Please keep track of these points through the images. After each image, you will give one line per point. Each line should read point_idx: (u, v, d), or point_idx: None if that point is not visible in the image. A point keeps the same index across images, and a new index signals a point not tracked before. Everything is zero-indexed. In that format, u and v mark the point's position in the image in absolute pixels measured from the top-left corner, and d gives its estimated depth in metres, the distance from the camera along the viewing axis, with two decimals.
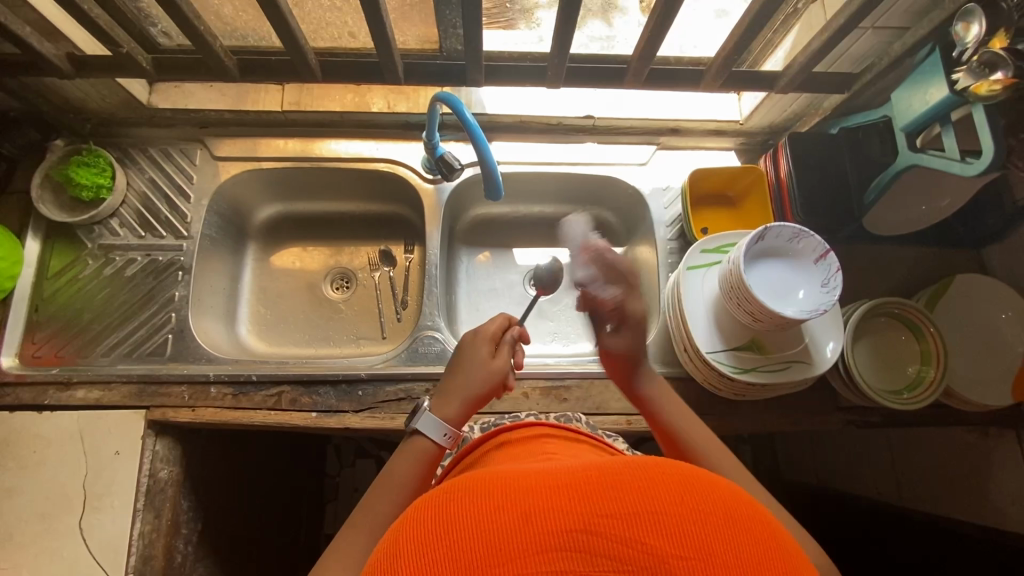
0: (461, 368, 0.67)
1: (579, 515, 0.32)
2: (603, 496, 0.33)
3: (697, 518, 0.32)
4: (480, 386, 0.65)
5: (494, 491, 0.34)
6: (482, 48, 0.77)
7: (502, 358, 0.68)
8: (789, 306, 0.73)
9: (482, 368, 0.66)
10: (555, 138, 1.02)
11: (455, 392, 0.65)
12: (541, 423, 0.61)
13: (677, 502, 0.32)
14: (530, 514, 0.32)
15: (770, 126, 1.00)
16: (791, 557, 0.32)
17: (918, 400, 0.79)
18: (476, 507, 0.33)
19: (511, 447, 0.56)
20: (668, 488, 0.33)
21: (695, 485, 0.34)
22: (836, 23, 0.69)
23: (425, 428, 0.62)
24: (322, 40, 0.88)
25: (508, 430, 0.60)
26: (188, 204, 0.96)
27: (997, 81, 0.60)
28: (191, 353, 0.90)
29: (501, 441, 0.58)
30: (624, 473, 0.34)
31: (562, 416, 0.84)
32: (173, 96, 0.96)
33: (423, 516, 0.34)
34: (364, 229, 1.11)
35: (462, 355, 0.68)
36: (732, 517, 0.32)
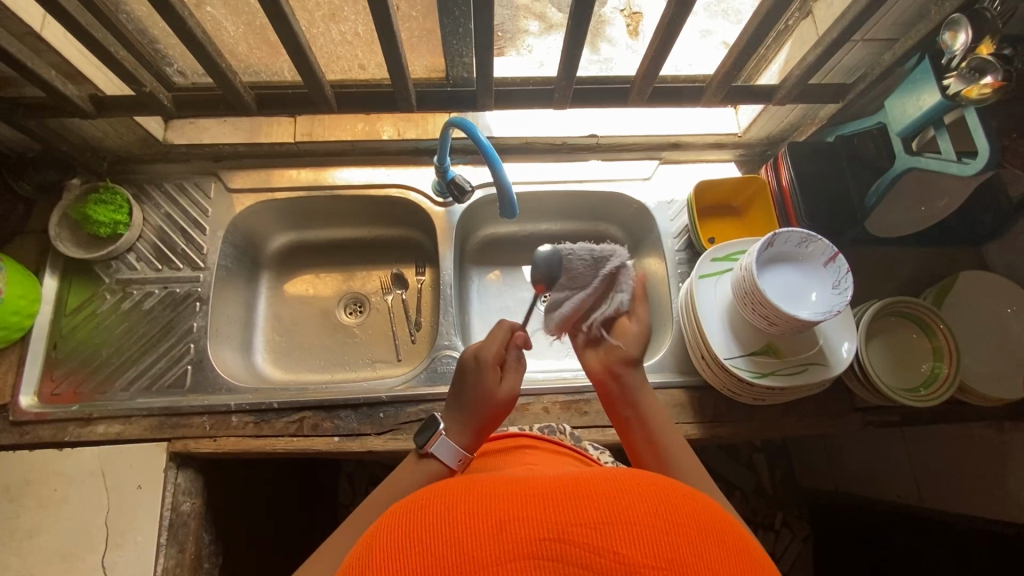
0: (470, 392, 0.66)
1: (551, 525, 0.33)
2: (576, 507, 0.34)
3: (667, 528, 0.33)
4: (492, 412, 0.65)
5: (472, 501, 0.36)
6: (492, 74, 0.80)
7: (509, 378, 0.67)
8: (803, 308, 0.75)
9: (490, 394, 0.65)
10: (561, 158, 1.05)
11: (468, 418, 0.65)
12: (523, 436, 0.70)
13: (649, 512, 0.34)
14: (506, 522, 0.34)
15: (768, 137, 1.03)
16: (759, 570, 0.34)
17: (934, 396, 0.80)
18: (453, 518, 0.35)
19: (504, 454, 0.65)
20: (643, 500, 0.35)
21: (666, 498, 0.36)
22: (829, 37, 0.72)
23: (442, 453, 0.62)
24: (335, 72, 0.91)
25: (492, 444, 0.70)
26: (205, 236, 0.98)
27: (987, 85, 0.64)
28: (209, 383, 0.90)
29: (485, 453, 0.67)
30: (599, 486, 0.36)
31: (547, 427, 0.83)
32: (189, 131, 0.99)
33: (400, 526, 0.36)
34: (376, 254, 1.13)
35: (471, 380, 0.67)
36: (700, 527, 0.34)
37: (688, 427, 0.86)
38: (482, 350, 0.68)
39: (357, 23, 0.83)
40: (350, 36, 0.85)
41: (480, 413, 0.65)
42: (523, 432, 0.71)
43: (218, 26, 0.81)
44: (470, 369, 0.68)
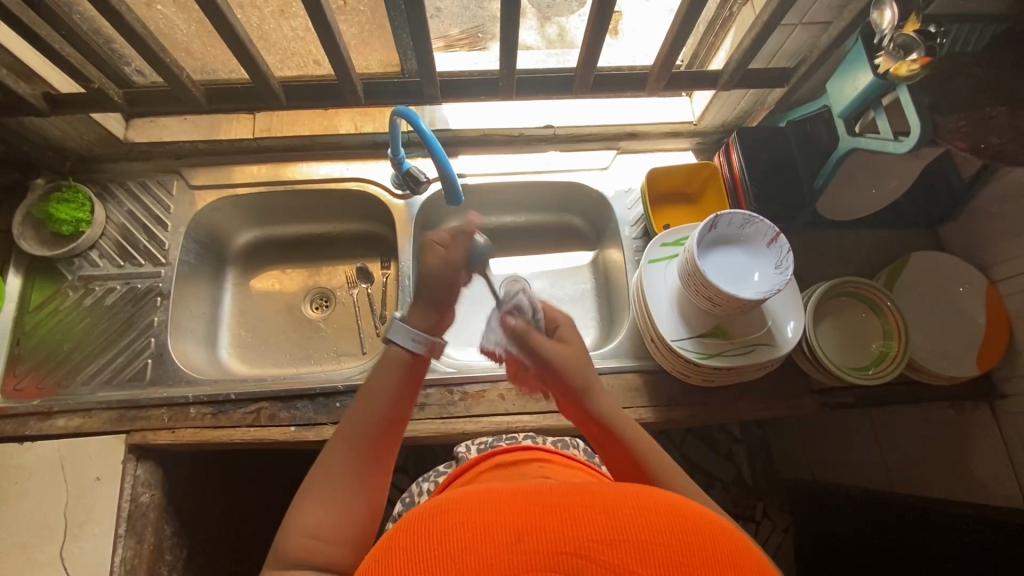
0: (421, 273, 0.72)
1: (568, 538, 0.34)
2: (595, 522, 0.35)
3: (685, 549, 0.34)
4: (446, 285, 0.71)
5: (487, 508, 0.36)
6: (435, 65, 0.81)
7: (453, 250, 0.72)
8: (746, 288, 0.76)
9: (438, 271, 0.71)
10: (519, 149, 1.06)
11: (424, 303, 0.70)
12: (536, 448, 0.72)
13: (667, 531, 0.35)
14: (524, 532, 0.34)
15: (723, 125, 1.03)
16: None
17: (883, 374, 0.81)
18: (472, 522, 0.35)
19: (515, 465, 0.66)
20: (659, 518, 0.35)
21: (684, 515, 0.36)
22: (762, 20, 0.74)
23: (399, 338, 0.64)
24: (289, 69, 0.93)
25: (504, 453, 0.69)
26: (166, 232, 0.99)
27: (914, 61, 0.65)
28: (170, 376, 0.91)
29: (498, 462, 0.67)
30: (619, 501, 0.37)
31: (561, 441, 0.88)
32: (149, 129, 1.00)
33: (418, 518, 0.37)
34: (342, 248, 1.14)
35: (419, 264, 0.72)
36: (716, 551, 0.34)
37: (643, 411, 0.87)
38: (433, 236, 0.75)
39: (306, 19, 0.84)
40: (301, 31, 0.87)
41: (437, 292, 0.70)
42: (536, 445, 0.73)
43: (170, 24, 0.82)
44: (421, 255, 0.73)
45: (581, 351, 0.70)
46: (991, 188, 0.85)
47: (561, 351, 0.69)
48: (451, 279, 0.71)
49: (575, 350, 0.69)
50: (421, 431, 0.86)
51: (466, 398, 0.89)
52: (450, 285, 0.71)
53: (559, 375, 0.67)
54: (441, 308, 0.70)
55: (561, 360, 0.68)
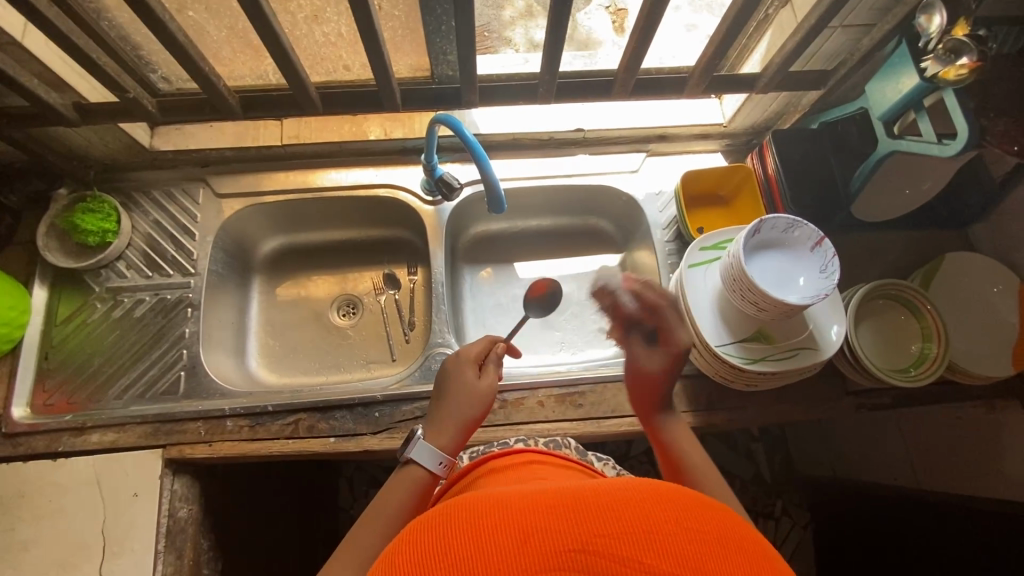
0: (452, 390, 0.71)
1: (574, 535, 0.34)
2: (597, 517, 0.35)
3: (690, 538, 0.35)
4: (478, 406, 0.70)
5: (493, 512, 0.37)
6: (475, 70, 0.79)
7: (488, 374, 0.73)
8: (791, 293, 0.76)
9: (470, 391, 0.71)
10: (549, 152, 1.05)
11: (452, 422, 0.69)
12: (533, 451, 0.70)
13: (670, 520, 0.35)
14: (529, 533, 0.35)
15: (753, 126, 1.03)
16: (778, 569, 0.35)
17: (924, 376, 0.81)
18: (477, 530, 0.36)
19: (506, 471, 0.64)
20: (661, 507, 0.36)
21: (683, 503, 0.37)
22: (807, 25, 0.73)
23: (422, 458, 0.65)
24: (319, 74, 0.91)
25: (497, 459, 0.68)
26: (194, 242, 0.97)
27: (964, 66, 0.65)
28: (204, 389, 0.90)
29: (492, 467, 0.66)
30: (623, 497, 0.37)
31: (552, 441, 0.85)
32: (175, 138, 0.99)
33: (424, 529, 0.38)
34: (367, 254, 1.13)
35: (450, 382, 0.72)
36: (717, 534, 0.35)
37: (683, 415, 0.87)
38: (464, 350, 0.75)
39: (341, 24, 0.83)
40: (333, 37, 0.85)
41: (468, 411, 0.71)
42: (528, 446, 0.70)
43: (201, 31, 0.80)
44: (451, 372, 0.73)
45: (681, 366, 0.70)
46: None
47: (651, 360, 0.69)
48: (485, 403, 0.71)
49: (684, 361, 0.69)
50: None
51: (505, 405, 0.89)
52: (483, 405, 0.71)
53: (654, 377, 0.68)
54: (468, 427, 0.69)
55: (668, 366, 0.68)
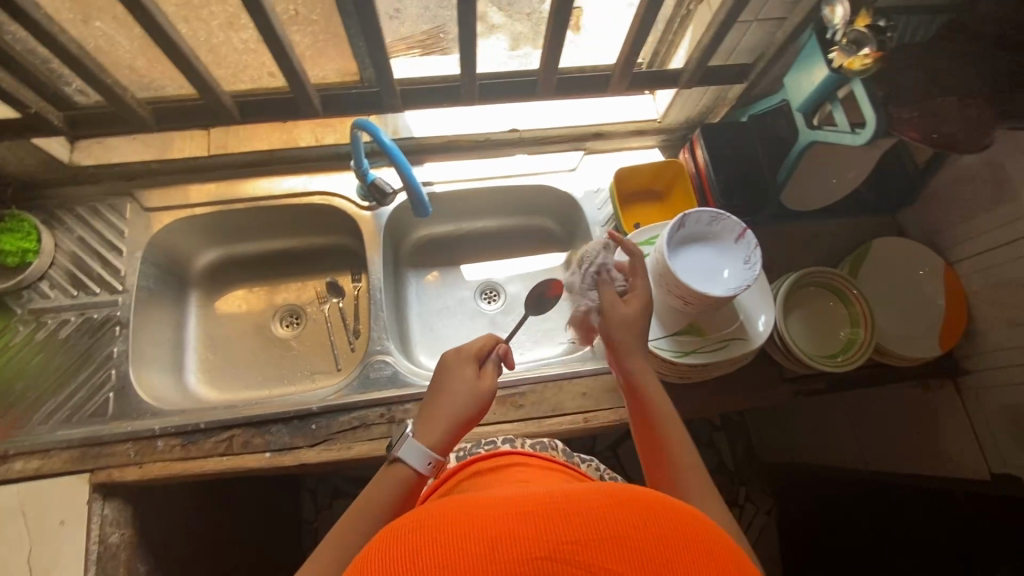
0: (446, 388, 0.67)
1: (542, 542, 0.34)
2: (566, 523, 0.35)
3: (659, 544, 0.34)
4: (471, 409, 0.66)
5: (461, 518, 0.36)
6: (392, 72, 0.79)
7: (487, 377, 0.69)
8: (716, 285, 0.76)
9: (468, 389, 0.66)
10: (486, 154, 1.05)
11: (444, 420, 0.65)
12: (512, 452, 0.71)
13: (641, 526, 0.35)
14: (496, 540, 0.34)
15: (687, 120, 1.02)
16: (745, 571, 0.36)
17: (851, 360, 0.83)
18: (443, 539, 0.35)
19: (492, 472, 0.65)
20: (630, 513, 0.36)
21: (655, 508, 0.37)
22: (719, 20, 0.74)
23: (410, 457, 0.62)
24: (244, 81, 0.89)
25: (484, 461, 0.69)
26: (121, 258, 0.95)
27: (867, 55, 0.66)
28: (134, 410, 0.87)
29: (479, 469, 0.67)
30: (592, 501, 0.37)
31: (539, 443, 0.84)
32: (96, 151, 0.96)
33: (391, 539, 0.37)
34: (309, 263, 1.11)
35: (449, 377, 0.68)
36: (685, 538, 0.35)
37: (624, 410, 0.88)
38: (465, 345, 0.71)
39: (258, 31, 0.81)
40: (252, 44, 0.83)
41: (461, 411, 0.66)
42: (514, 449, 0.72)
43: (111, 41, 0.78)
44: (452, 367, 0.69)
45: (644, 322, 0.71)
46: (945, 173, 0.89)
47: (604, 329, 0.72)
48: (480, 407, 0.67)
49: (641, 313, 0.71)
50: None
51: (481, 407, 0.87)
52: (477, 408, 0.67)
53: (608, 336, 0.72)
54: (459, 428, 0.65)
55: (614, 321, 0.71)
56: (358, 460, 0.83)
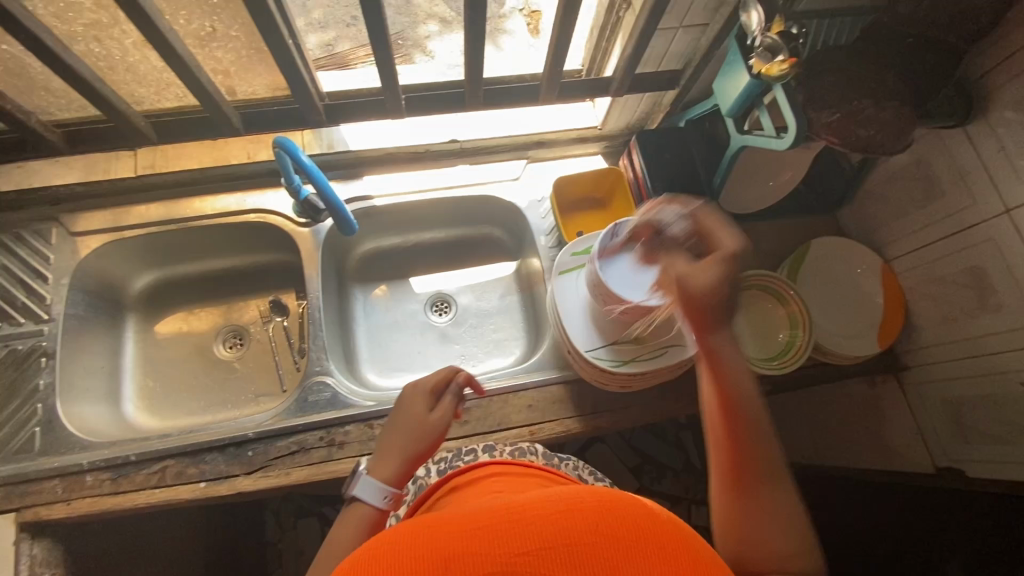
0: (397, 422, 0.65)
1: (500, 555, 0.38)
2: (521, 535, 0.39)
3: (609, 541, 0.38)
4: (421, 441, 0.64)
5: (425, 539, 0.39)
6: (311, 88, 0.79)
7: (439, 408, 0.65)
8: (650, 293, 0.76)
9: (417, 423, 0.64)
10: (427, 165, 1.03)
11: (395, 453, 0.63)
12: (492, 461, 0.65)
13: (590, 529, 0.39)
14: (457, 555, 0.38)
15: (627, 126, 1.04)
16: (693, 551, 0.39)
17: (787, 365, 0.83)
18: (409, 558, 0.38)
19: (468, 486, 0.61)
20: (580, 519, 0.40)
21: (604, 510, 0.41)
22: (640, 27, 0.74)
23: (364, 494, 0.61)
24: (168, 100, 0.87)
25: (460, 475, 0.65)
26: (47, 285, 0.91)
27: (783, 61, 0.67)
28: (62, 444, 0.84)
29: (454, 485, 0.63)
30: (545, 511, 0.41)
31: (516, 449, 0.78)
32: (18, 176, 0.93)
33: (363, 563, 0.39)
34: (252, 282, 1.08)
35: (399, 411, 0.66)
36: (634, 533, 0.39)
37: (569, 422, 0.88)
38: (420, 378, 0.69)
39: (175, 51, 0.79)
40: None
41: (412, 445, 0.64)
42: (492, 458, 0.67)
43: (19, 62, 0.75)
44: (404, 402, 0.67)
45: (733, 285, 0.51)
46: (877, 171, 0.90)
47: (695, 274, 0.51)
48: (429, 439, 0.64)
49: (729, 276, 0.51)
50: (342, 471, 0.81)
51: None
52: (426, 438, 0.64)
53: (688, 312, 0.52)
54: (412, 460, 0.63)
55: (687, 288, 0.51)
56: (296, 486, 0.81)
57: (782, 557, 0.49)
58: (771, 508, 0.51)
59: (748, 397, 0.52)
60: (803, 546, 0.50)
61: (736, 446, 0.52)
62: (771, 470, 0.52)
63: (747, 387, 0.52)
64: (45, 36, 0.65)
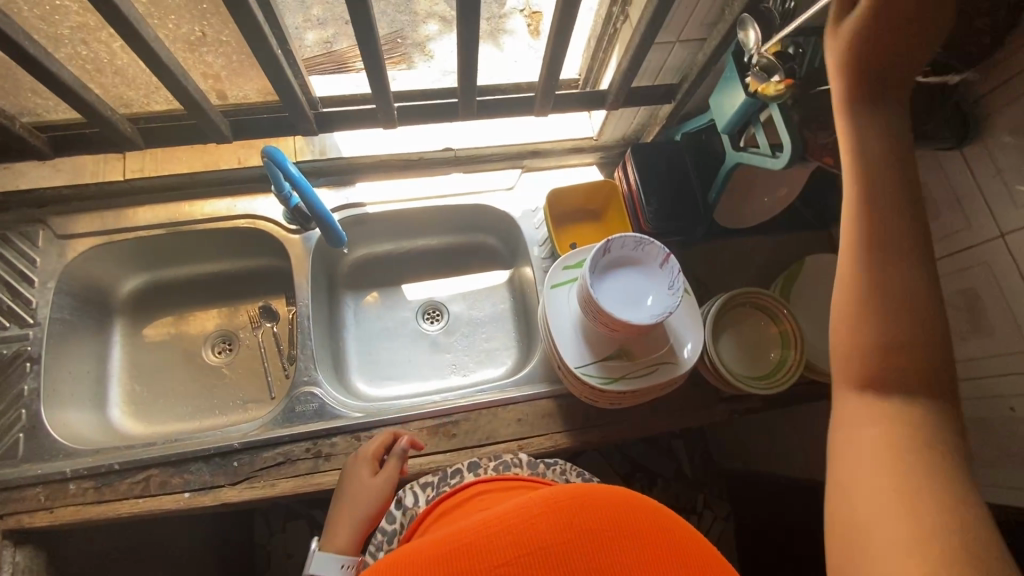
0: (346, 492, 0.75)
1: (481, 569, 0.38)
2: (499, 547, 0.39)
3: (586, 540, 0.40)
4: (370, 506, 0.74)
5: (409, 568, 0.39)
6: (301, 96, 0.77)
7: (383, 472, 0.76)
8: (641, 311, 0.75)
9: (365, 490, 0.75)
10: (420, 173, 1.02)
11: (348, 523, 0.73)
12: (477, 481, 0.66)
13: (568, 529, 0.40)
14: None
15: (624, 136, 1.03)
16: (665, 530, 0.42)
17: (779, 383, 0.83)
18: None
19: (456, 509, 0.61)
20: (556, 521, 0.40)
21: (578, 506, 0.42)
22: (636, 43, 0.73)
23: (323, 568, 0.69)
24: (157, 103, 0.85)
25: (449, 499, 0.64)
26: (33, 289, 0.90)
27: (779, 82, 0.65)
28: (45, 450, 0.83)
29: (440, 512, 0.62)
30: (520, 518, 0.41)
31: (502, 463, 0.76)
32: (5, 177, 0.92)
33: None
34: (242, 287, 1.07)
35: (347, 481, 0.76)
36: (609, 524, 0.41)
37: (558, 436, 0.87)
38: (362, 449, 0.79)
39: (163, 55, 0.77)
40: None
41: (362, 510, 0.74)
42: (475, 478, 0.67)
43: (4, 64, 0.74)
44: (351, 472, 0.78)
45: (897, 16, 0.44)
46: None
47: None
48: (378, 502, 0.74)
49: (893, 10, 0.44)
50: (328, 483, 0.81)
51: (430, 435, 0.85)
52: (374, 502, 0.74)
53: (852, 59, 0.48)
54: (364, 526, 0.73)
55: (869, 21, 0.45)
56: (282, 498, 0.81)
57: (889, 335, 0.47)
58: (897, 289, 0.47)
59: (893, 187, 0.48)
60: (923, 322, 0.47)
61: (868, 242, 0.48)
62: (903, 249, 0.48)
63: (893, 161, 0.48)
64: (28, 43, 0.64)
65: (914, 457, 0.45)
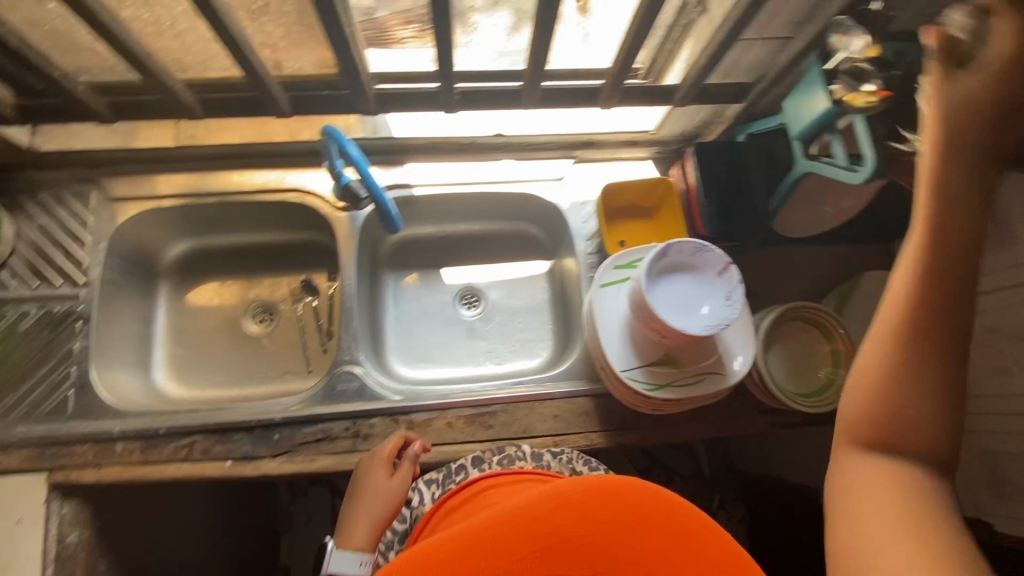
0: (360, 493, 0.76)
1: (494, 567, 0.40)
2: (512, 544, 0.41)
3: (597, 534, 0.40)
4: (385, 508, 0.75)
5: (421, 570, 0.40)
6: (362, 72, 0.75)
7: (398, 475, 0.76)
8: (694, 320, 0.73)
9: (381, 491, 0.75)
10: (470, 157, 1.00)
11: (365, 523, 0.74)
12: (482, 476, 0.67)
13: (579, 527, 0.41)
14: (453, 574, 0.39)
15: (683, 132, 0.99)
16: (679, 517, 0.42)
17: (825, 403, 0.81)
18: None
19: (463, 508, 0.62)
20: (566, 520, 0.41)
21: (588, 503, 0.42)
22: (716, 40, 0.70)
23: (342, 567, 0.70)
24: (215, 70, 0.84)
25: (455, 495, 0.65)
26: (84, 249, 0.91)
27: (871, 93, 0.61)
28: (93, 409, 0.85)
29: (450, 508, 0.64)
30: (529, 516, 0.42)
31: (506, 458, 0.77)
32: (59, 136, 0.93)
33: None
34: (283, 259, 1.07)
35: (361, 481, 0.77)
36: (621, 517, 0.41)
37: (595, 435, 0.87)
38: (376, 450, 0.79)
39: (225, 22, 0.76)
40: None
41: (377, 511, 0.75)
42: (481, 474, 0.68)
43: (68, 23, 0.73)
44: (364, 472, 0.78)
45: None
46: None
47: None
48: (392, 504, 0.75)
49: None
50: None
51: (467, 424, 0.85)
52: (389, 504, 0.75)
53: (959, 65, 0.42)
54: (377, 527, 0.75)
55: None
56: (320, 474, 0.82)
57: (911, 415, 0.42)
58: (925, 375, 0.42)
59: (961, 237, 0.42)
60: (938, 411, 0.42)
61: (920, 301, 0.42)
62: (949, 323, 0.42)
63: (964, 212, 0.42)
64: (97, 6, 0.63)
65: (912, 530, 0.41)
